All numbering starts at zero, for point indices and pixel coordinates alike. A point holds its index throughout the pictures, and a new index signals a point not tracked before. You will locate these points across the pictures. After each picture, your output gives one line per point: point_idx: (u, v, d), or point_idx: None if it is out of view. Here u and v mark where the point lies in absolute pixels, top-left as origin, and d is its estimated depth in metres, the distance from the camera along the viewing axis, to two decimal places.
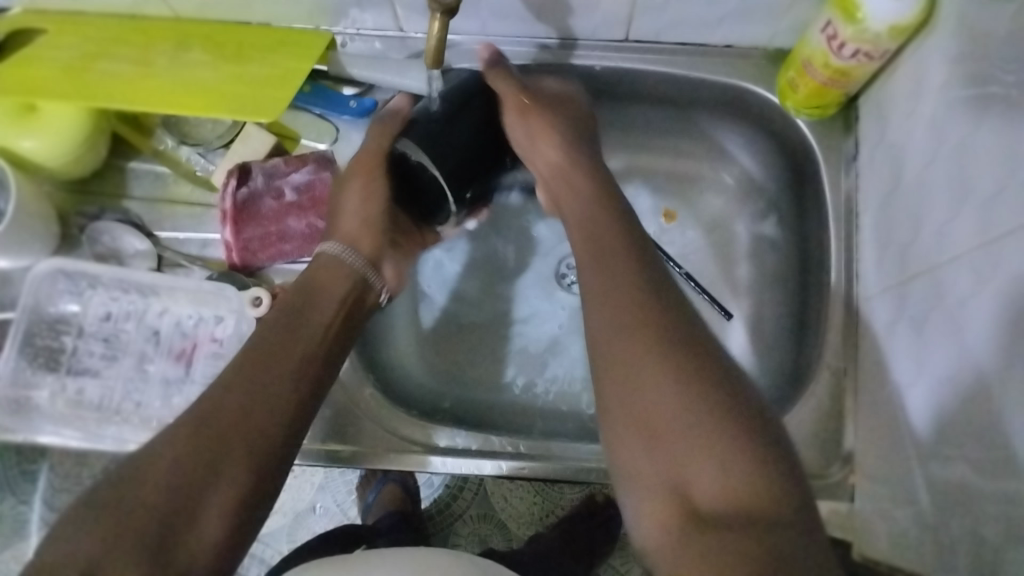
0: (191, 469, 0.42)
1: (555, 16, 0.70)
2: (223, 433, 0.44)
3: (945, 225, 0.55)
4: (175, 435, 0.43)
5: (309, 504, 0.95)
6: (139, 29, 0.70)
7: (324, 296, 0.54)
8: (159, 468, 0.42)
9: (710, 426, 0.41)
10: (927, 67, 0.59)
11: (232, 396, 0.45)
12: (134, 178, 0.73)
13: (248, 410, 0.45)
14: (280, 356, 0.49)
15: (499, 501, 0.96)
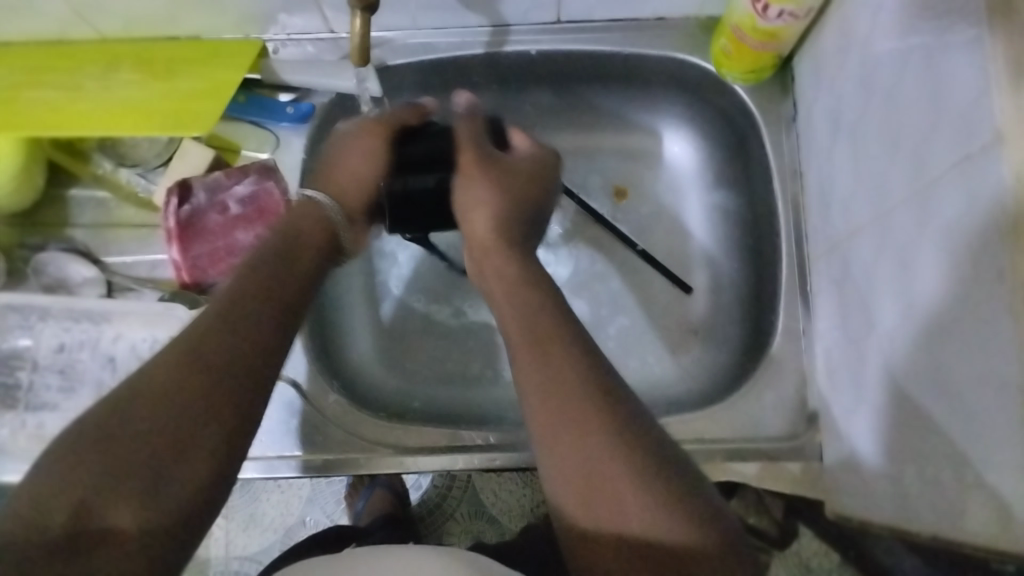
0: (179, 395, 0.41)
1: (485, 4, 0.69)
2: (209, 359, 0.42)
3: (881, 175, 0.56)
4: (162, 364, 0.42)
5: (297, 518, 0.94)
6: (66, 55, 0.70)
7: (304, 236, 0.54)
8: (149, 398, 0.40)
9: (637, 465, 0.41)
10: (851, 22, 0.59)
11: (214, 329, 0.44)
12: (75, 206, 0.72)
13: (234, 338, 0.44)
14: (258, 291, 0.48)
15: (488, 497, 0.96)
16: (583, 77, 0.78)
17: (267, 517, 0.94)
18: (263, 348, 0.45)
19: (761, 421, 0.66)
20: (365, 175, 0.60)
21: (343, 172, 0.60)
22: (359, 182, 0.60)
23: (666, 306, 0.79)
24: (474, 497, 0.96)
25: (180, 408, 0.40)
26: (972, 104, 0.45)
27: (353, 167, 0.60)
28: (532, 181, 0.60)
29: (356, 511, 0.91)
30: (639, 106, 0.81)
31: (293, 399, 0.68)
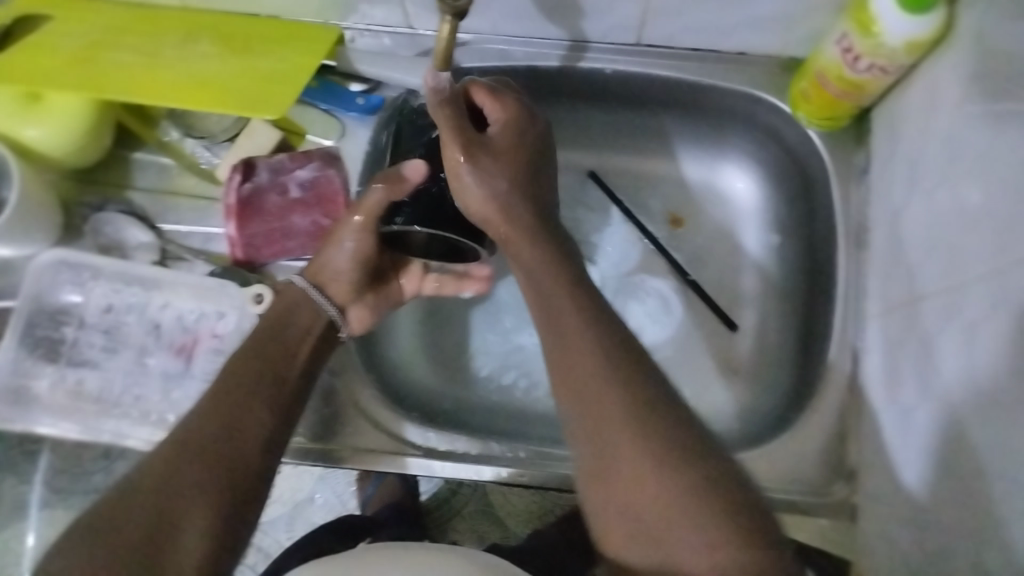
0: (162, 503, 0.49)
1: (568, 19, 0.69)
2: (200, 461, 0.51)
3: (954, 244, 0.55)
4: (154, 471, 0.50)
5: (307, 495, 0.95)
6: (147, 20, 0.70)
7: (293, 319, 0.60)
8: (134, 508, 0.49)
9: (685, 492, 0.46)
10: (942, 83, 0.58)
11: (208, 432, 0.52)
12: (139, 169, 0.73)
13: (222, 441, 0.52)
14: (249, 390, 0.55)
15: (497, 498, 0.96)
16: (655, 102, 0.77)
17: (278, 490, 0.95)
18: (245, 461, 0.53)
19: (793, 472, 0.65)
20: (350, 273, 0.62)
21: (322, 264, 0.62)
22: (342, 278, 0.62)
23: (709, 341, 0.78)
24: (484, 497, 0.96)
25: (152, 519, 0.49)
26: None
27: (327, 263, 0.62)
28: (523, 131, 0.58)
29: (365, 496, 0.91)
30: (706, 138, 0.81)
31: (329, 388, 0.68)
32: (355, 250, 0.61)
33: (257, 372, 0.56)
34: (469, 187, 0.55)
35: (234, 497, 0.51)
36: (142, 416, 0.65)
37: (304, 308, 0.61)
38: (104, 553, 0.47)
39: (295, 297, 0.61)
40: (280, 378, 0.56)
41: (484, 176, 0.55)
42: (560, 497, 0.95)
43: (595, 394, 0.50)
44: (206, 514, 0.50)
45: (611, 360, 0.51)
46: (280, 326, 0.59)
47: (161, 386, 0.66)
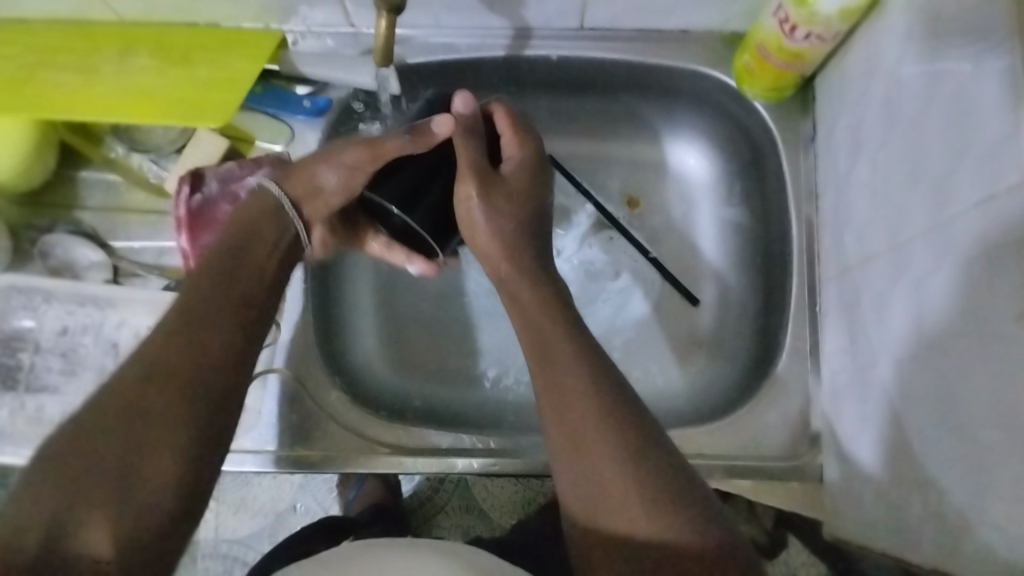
0: (129, 423, 0.44)
1: (508, 8, 0.69)
2: (170, 375, 0.46)
3: (900, 205, 0.56)
4: (118, 388, 0.45)
5: (288, 504, 0.94)
6: (82, 36, 0.69)
7: (257, 241, 0.56)
8: (98, 436, 0.44)
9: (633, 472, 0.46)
10: (878, 47, 0.59)
11: (173, 348, 0.47)
12: (85, 188, 0.72)
13: (194, 356, 0.48)
14: (214, 305, 0.51)
15: (480, 491, 0.96)
16: (602, 84, 0.77)
17: (257, 501, 0.94)
18: (219, 376, 0.48)
19: (762, 442, 0.66)
20: (332, 197, 0.59)
21: (309, 176, 0.59)
22: (324, 199, 0.59)
23: (673, 318, 0.79)
24: (466, 491, 0.96)
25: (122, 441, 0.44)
26: (1002, 144, 0.45)
27: (312, 176, 0.58)
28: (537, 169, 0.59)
29: (347, 500, 0.91)
30: (656, 118, 0.81)
31: (294, 394, 0.67)
32: (342, 178, 0.57)
33: (218, 285, 0.52)
34: (476, 220, 0.56)
35: (212, 419, 0.47)
36: None
37: (275, 218, 0.58)
38: (70, 487, 0.42)
39: (268, 205, 0.58)
40: (244, 290, 0.53)
41: (496, 216, 0.56)
42: (542, 486, 0.95)
43: (588, 414, 0.48)
44: (179, 427, 0.45)
45: (602, 383, 0.49)
46: (239, 242, 0.55)
47: None
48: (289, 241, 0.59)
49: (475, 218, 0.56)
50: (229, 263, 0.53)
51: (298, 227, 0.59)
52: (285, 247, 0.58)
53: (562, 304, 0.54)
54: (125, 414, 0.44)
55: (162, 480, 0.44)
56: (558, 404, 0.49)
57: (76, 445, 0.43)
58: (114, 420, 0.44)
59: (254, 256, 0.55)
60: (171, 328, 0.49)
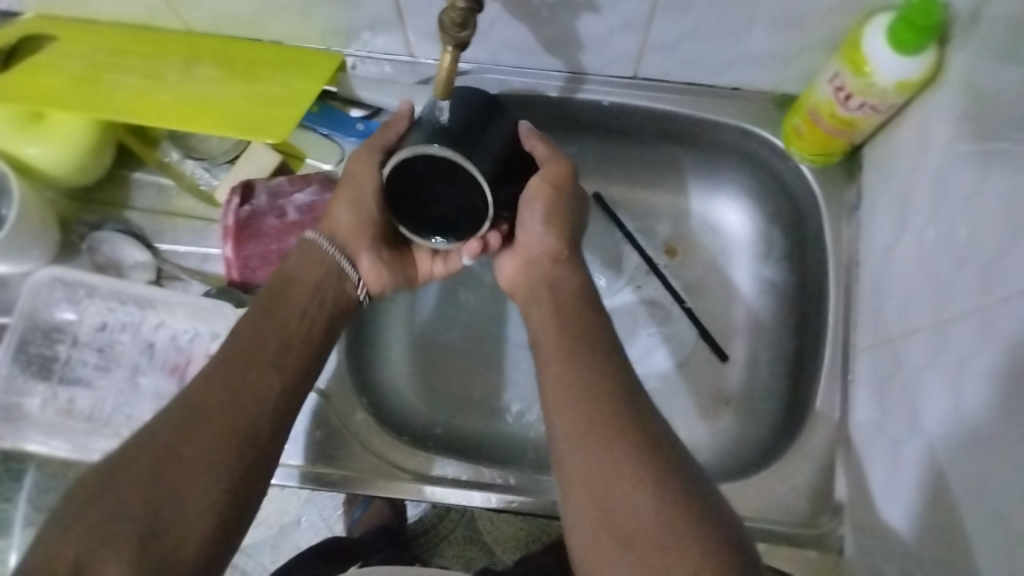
0: (166, 465, 0.47)
1: (566, 52, 0.70)
2: (210, 418, 0.49)
3: (943, 281, 0.56)
4: (157, 430, 0.49)
5: (293, 517, 0.94)
6: (150, 42, 0.71)
7: (303, 283, 0.58)
8: (134, 476, 0.46)
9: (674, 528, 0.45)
10: (932, 122, 0.59)
11: (217, 389, 0.51)
12: (137, 189, 0.73)
13: (234, 397, 0.50)
14: (259, 349, 0.53)
15: (484, 523, 0.95)
16: (650, 133, 0.78)
17: (264, 512, 0.93)
18: (260, 417, 0.51)
19: (782, 505, 0.65)
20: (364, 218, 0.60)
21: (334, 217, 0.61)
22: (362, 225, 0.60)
23: (701, 370, 0.79)
24: (471, 522, 0.96)
25: (161, 481, 0.46)
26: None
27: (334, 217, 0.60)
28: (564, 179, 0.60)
29: (352, 520, 0.91)
30: (701, 171, 0.82)
31: (320, 410, 0.67)
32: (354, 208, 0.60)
33: (258, 341, 0.54)
34: (532, 227, 0.60)
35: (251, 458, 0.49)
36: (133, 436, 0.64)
37: (313, 259, 0.59)
38: (101, 528, 0.44)
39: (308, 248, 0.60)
40: (280, 350, 0.54)
41: (543, 235, 0.61)
42: (549, 524, 0.94)
43: (590, 421, 0.50)
44: (214, 469, 0.48)
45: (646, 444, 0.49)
46: (283, 300, 0.56)
47: (153, 406, 0.66)
48: (334, 277, 0.59)
49: (529, 227, 0.60)
50: (272, 320, 0.55)
51: (343, 264, 0.60)
52: (332, 286, 0.59)
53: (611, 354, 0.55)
54: (161, 458, 0.47)
55: (196, 519, 0.46)
56: (566, 414, 0.52)
57: (110, 479, 0.46)
58: (150, 466, 0.47)
59: (299, 306, 0.56)
60: (213, 380, 0.51)
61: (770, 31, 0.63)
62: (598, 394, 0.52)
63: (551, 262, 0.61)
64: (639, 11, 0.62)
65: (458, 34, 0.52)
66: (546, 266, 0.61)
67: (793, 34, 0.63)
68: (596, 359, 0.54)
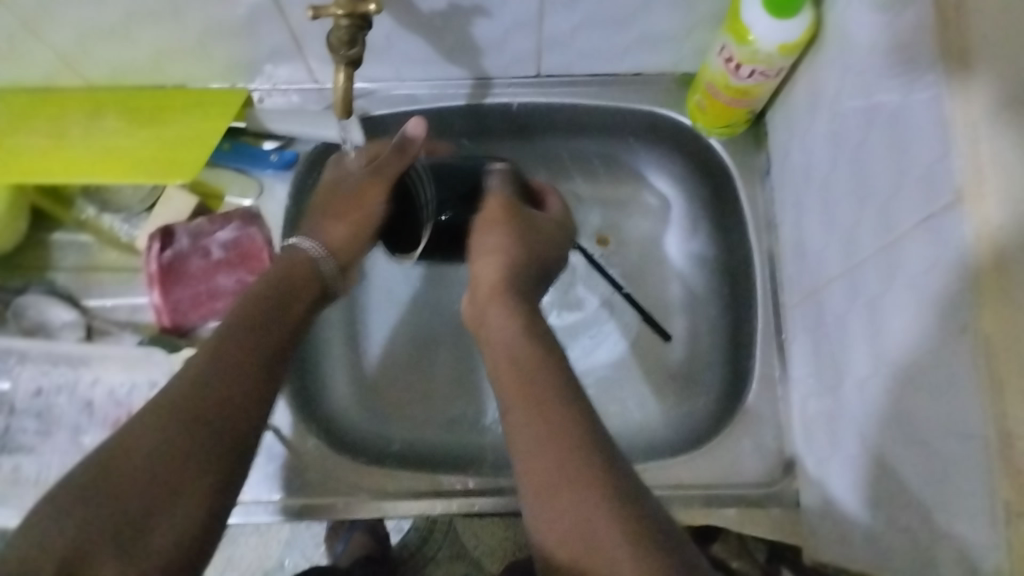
0: (168, 464, 0.41)
1: (467, 59, 0.71)
2: (205, 416, 0.44)
3: (850, 230, 0.57)
4: (155, 415, 0.43)
5: (275, 561, 0.93)
6: (49, 100, 0.70)
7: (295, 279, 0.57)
8: (134, 468, 0.40)
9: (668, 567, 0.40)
10: (820, 80, 0.61)
11: (213, 390, 0.46)
12: (58, 249, 0.73)
13: (226, 398, 0.46)
14: (252, 344, 0.50)
15: (470, 539, 0.95)
16: (562, 127, 0.80)
17: (245, 560, 0.93)
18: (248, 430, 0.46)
19: (735, 470, 0.66)
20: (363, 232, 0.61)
21: (333, 225, 0.61)
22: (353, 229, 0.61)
23: (644, 353, 0.80)
24: (455, 539, 0.96)
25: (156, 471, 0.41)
26: (934, 167, 0.46)
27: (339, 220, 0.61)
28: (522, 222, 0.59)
29: (336, 554, 0.90)
30: (619, 159, 0.83)
31: (270, 444, 0.68)
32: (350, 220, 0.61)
33: (238, 342, 0.49)
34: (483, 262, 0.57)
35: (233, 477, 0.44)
36: None
37: (300, 269, 0.59)
38: (89, 515, 0.38)
39: (295, 259, 0.59)
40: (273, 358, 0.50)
41: (497, 254, 0.57)
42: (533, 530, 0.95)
43: (548, 434, 0.46)
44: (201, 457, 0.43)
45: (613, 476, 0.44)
46: (259, 311, 0.52)
47: None
48: (319, 283, 0.59)
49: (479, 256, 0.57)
50: (251, 326, 0.51)
51: (326, 267, 0.61)
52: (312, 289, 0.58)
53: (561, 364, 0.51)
54: (148, 450, 0.41)
55: (176, 532, 0.40)
56: (521, 431, 0.47)
57: (108, 469, 0.40)
58: (144, 464, 0.41)
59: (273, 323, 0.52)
60: (202, 370, 0.46)
61: (656, 14, 0.65)
62: (548, 404, 0.48)
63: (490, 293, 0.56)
64: (527, 9, 0.64)
65: (348, 53, 0.53)
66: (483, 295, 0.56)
67: (677, 14, 0.65)
68: (551, 371, 0.50)
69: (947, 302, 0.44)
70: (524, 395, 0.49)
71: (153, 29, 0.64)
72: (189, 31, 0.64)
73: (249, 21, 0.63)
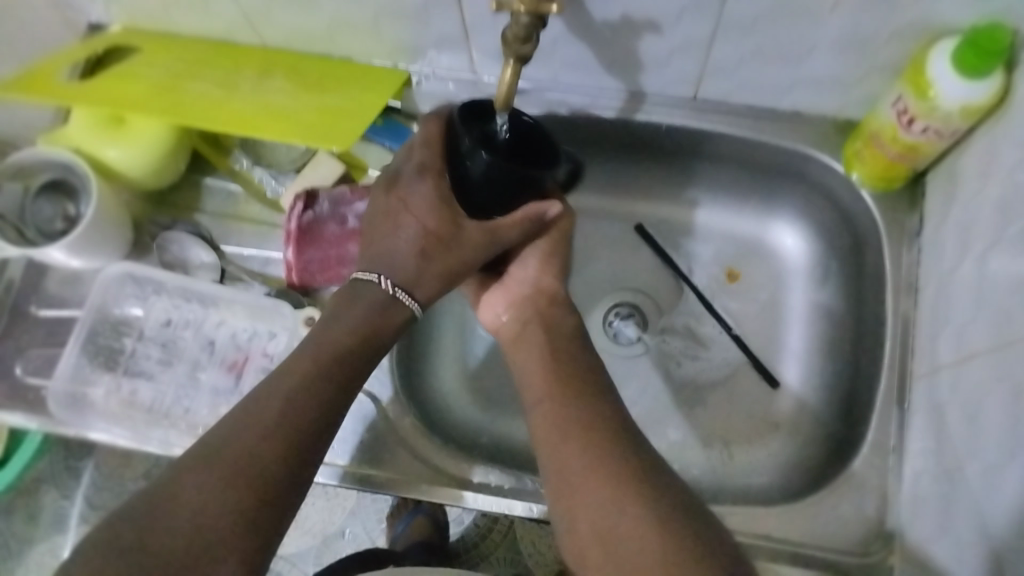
0: (205, 513, 0.46)
1: (626, 72, 0.71)
2: (247, 461, 0.48)
3: (1007, 310, 0.54)
4: (197, 469, 0.47)
5: (338, 528, 0.95)
6: (229, 54, 0.75)
7: (349, 314, 0.57)
8: (167, 528, 0.45)
9: None
10: (997, 148, 0.58)
11: (250, 433, 0.49)
12: (207, 194, 0.76)
13: (265, 437, 0.49)
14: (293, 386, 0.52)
15: (527, 546, 0.95)
16: (708, 155, 0.78)
17: (310, 522, 0.95)
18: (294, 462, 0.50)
19: (830, 531, 0.63)
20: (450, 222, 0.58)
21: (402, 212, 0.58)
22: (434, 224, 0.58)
23: (751, 398, 0.78)
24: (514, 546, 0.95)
25: (220, 520, 0.46)
26: None
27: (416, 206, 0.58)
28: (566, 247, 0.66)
29: (395, 533, 0.92)
30: (755, 195, 0.81)
31: (369, 411, 0.69)
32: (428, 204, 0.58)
33: (295, 382, 0.52)
34: (522, 272, 0.66)
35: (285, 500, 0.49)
36: (189, 429, 0.66)
37: (386, 312, 0.58)
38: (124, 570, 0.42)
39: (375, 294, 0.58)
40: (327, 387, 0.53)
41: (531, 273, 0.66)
42: None
43: (582, 435, 0.54)
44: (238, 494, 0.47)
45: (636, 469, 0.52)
46: (339, 339, 0.55)
47: (211, 400, 0.68)
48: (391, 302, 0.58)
49: (522, 272, 0.66)
50: (316, 359, 0.54)
51: (399, 294, 0.58)
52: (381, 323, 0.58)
53: (595, 372, 0.60)
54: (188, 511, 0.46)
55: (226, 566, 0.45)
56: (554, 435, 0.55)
57: (144, 525, 0.45)
58: (183, 517, 0.45)
59: (338, 345, 0.55)
60: (252, 414, 0.50)
61: (830, 55, 0.63)
62: (582, 418, 0.55)
63: (547, 304, 0.65)
64: (699, 31, 0.63)
65: (521, 48, 0.53)
66: (539, 304, 0.65)
67: (853, 58, 0.63)
68: (590, 385, 0.58)
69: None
70: (559, 411, 0.56)
71: None
72: (368, 4, 0.67)
73: (425, 4, 0.66)
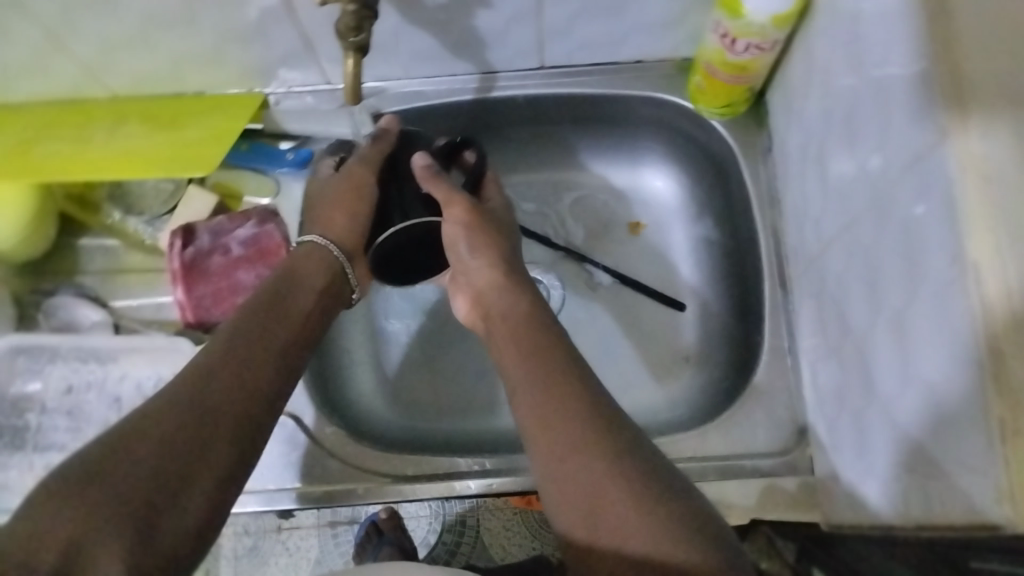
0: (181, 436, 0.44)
1: (471, 52, 0.74)
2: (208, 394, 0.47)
3: (849, 193, 0.58)
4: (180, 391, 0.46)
5: None
6: (79, 112, 0.75)
7: (301, 288, 0.57)
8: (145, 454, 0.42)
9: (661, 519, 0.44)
10: (814, 49, 0.63)
11: (221, 365, 0.49)
12: (85, 254, 0.76)
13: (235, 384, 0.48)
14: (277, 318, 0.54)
15: (497, 552, 0.93)
16: (571, 118, 0.82)
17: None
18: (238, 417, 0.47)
19: (748, 440, 0.67)
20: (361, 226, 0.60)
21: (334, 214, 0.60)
22: (356, 233, 0.60)
23: (661, 335, 0.81)
24: (483, 554, 0.93)
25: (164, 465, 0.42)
26: (916, 119, 0.48)
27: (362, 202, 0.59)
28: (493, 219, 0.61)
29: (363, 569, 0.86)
30: (623, 144, 0.85)
31: (293, 432, 0.69)
32: (347, 214, 0.60)
33: (268, 322, 0.53)
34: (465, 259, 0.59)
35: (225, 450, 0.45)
36: None
37: (322, 267, 0.59)
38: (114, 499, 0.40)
39: (317, 253, 0.60)
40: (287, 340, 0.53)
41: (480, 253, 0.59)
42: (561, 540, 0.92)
43: (564, 447, 0.48)
44: (198, 503, 0.43)
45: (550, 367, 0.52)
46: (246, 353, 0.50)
47: None
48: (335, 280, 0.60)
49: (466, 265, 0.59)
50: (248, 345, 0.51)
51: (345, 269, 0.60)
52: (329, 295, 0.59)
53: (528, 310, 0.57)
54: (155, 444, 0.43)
55: (186, 520, 0.42)
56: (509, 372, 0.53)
57: (137, 446, 0.42)
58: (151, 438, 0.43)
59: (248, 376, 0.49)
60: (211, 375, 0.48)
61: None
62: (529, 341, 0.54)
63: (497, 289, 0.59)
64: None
65: (355, 38, 0.55)
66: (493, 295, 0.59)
67: None
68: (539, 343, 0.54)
69: (931, 253, 0.46)
70: (546, 437, 0.49)
71: (169, 34, 0.68)
72: (205, 34, 0.68)
73: (260, 23, 0.67)
